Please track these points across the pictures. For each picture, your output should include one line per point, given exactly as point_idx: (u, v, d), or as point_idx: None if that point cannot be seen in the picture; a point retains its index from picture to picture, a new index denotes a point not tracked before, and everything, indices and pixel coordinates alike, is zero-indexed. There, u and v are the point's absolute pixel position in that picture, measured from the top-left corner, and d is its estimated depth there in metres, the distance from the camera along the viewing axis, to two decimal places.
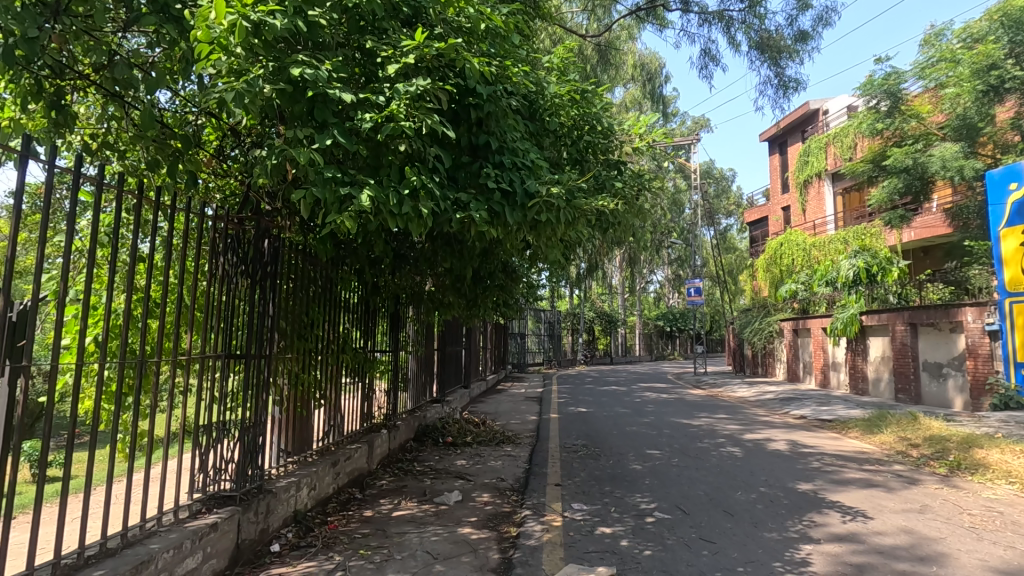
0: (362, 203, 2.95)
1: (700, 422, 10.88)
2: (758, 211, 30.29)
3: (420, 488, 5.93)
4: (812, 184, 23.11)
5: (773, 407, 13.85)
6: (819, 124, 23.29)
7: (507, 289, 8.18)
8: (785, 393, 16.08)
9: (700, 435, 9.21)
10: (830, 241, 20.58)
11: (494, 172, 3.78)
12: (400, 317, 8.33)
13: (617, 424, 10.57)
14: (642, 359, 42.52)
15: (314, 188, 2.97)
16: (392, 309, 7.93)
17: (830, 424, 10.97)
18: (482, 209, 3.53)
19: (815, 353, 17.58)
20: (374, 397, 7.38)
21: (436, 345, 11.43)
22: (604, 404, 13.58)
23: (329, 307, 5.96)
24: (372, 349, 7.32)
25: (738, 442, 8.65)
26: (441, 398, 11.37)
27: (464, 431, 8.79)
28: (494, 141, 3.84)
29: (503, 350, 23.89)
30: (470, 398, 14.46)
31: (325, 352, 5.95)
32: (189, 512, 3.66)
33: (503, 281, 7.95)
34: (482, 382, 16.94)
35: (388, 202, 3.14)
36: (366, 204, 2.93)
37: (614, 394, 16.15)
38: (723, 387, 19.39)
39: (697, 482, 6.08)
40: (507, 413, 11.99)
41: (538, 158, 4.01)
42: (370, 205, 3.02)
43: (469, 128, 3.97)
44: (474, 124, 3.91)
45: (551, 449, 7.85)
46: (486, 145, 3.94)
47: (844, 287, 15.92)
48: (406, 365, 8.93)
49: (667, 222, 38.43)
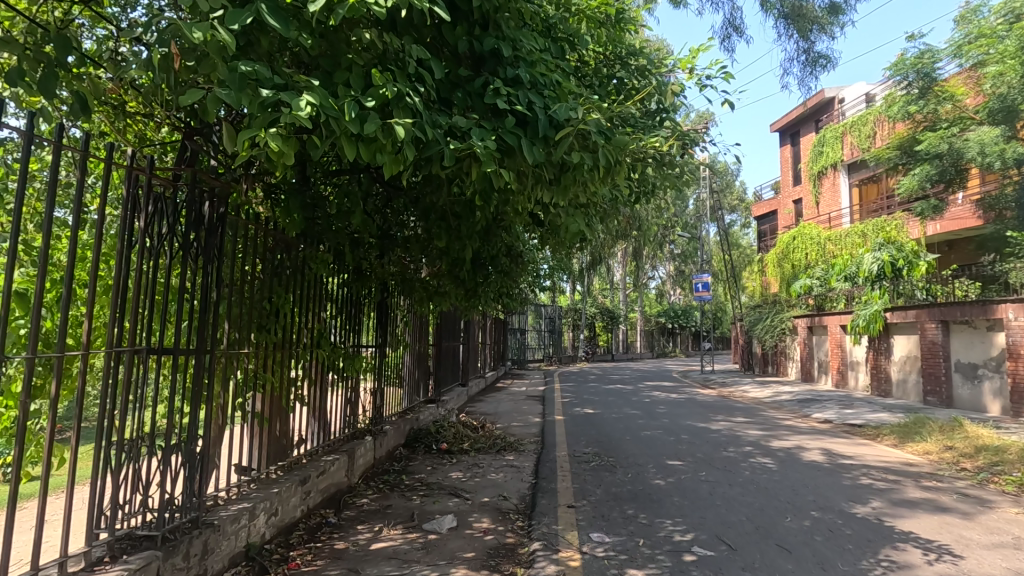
0: (297, 111, 2.18)
1: (719, 426, 9.97)
2: (766, 206, 29.28)
3: (407, 509, 5.00)
4: (827, 176, 22.11)
5: (792, 409, 12.93)
6: (834, 113, 22.37)
7: (510, 275, 7.23)
8: (802, 394, 15.19)
9: (723, 442, 8.30)
10: (846, 235, 19.61)
11: (506, 90, 2.96)
12: (391, 308, 7.40)
13: (629, 428, 9.66)
14: (643, 356, 41.62)
15: (224, 89, 2.22)
16: (383, 298, 7.02)
17: (860, 429, 10.07)
18: (484, 139, 2.71)
19: (832, 352, 16.67)
20: (358, 399, 6.44)
21: (431, 339, 10.47)
22: (611, 405, 12.67)
23: (303, 293, 5.03)
24: (357, 344, 6.39)
25: (768, 452, 7.73)
26: (436, 397, 10.41)
27: (460, 436, 7.82)
28: (504, 47, 3.06)
29: (502, 346, 22.97)
30: (467, 397, 13.53)
31: (297, 348, 5.00)
32: (85, 563, 2.71)
33: (506, 267, 7.00)
34: (480, 379, 15.98)
35: (343, 115, 2.36)
36: (302, 114, 2.16)
37: (620, 393, 15.23)
38: (733, 386, 18.49)
39: (734, 503, 5.15)
40: (508, 414, 11.06)
41: (563, 79, 3.20)
42: (312, 116, 2.24)
43: (471, 31, 3.17)
44: (476, 26, 3.13)
45: (559, 460, 6.92)
46: (496, 56, 3.16)
47: (865, 281, 14.93)
48: (398, 363, 7.98)
49: (671, 217, 37.52)
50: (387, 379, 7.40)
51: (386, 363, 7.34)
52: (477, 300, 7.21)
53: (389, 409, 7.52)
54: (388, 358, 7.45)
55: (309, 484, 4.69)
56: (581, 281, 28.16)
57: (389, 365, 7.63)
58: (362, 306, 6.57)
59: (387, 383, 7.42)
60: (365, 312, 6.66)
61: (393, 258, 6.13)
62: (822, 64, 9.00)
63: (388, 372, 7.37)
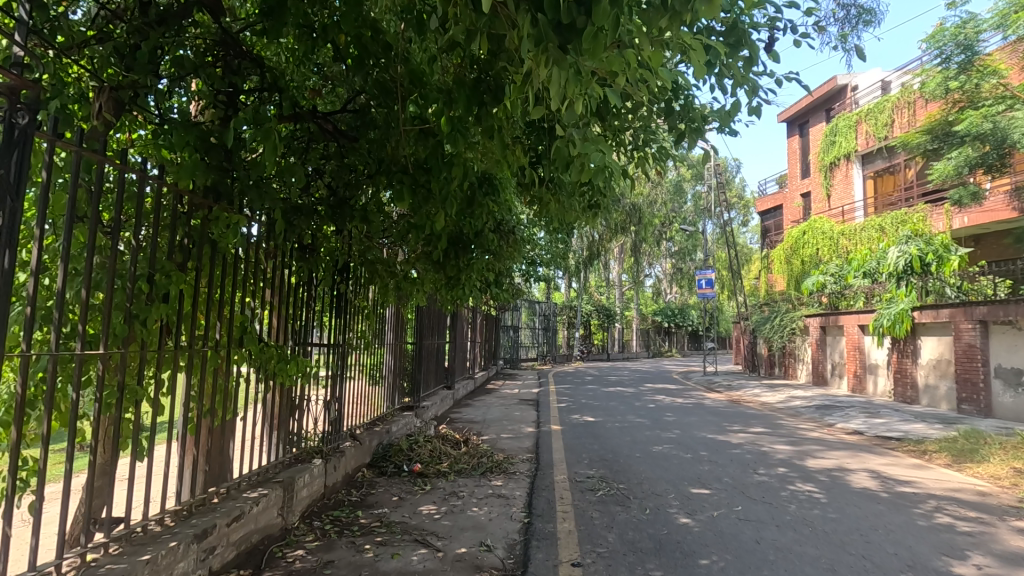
0: None
1: (739, 439, 8.71)
2: (771, 200, 28.10)
3: (354, 568, 3.67)
4: (839, 167, 20.92)
5: (812, 417, 11.71)
6: (846, 102, 21.22)
7: (499, 257, 5.89)
8: (818, 400, 13.98)
9: (751, 462, 7.02)
10: (860, 229, 18.46)
11: None
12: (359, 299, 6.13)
13: (637, 441, 8.36)
14: (639, 355, 40.45)
15: None
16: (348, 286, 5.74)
17: (899, 443, 8.84)
18: None
19: (848, 355, 15.44)
20: (307, 412, 5.16)
21: (411, 337, 9.18)
22: (613, 411, 11.39)
23: (220, 272, 3.75)
24: (303, 341, 5.12)
25: (807, 476, 6.45)
26: (417, 404, 9.13)
27: (438, 454, 6.50)
28: None
29: (493, 344, 21.64)
30: (454, 401, 12.25)
31: (211, 347, 3.73)
32: None
33: (494, 247, 5.66)
34: (469, 380, 14.71)
35: None
36: None
37: (621, 397, 13.94)
38: (740, 390, 17.25)
39: (794, 560, 3.87)
40: (497, 423, 9.73)
41: None
42: None
43: None
44: None
45: (557, 488, 5.60)
46: None
47: (890, 276, 13.85)
48: (366, 364, 6.71)
49: (668, 212, 36.30)
50: (348, 384, 6.11)
51: (346, 366, 6.06)
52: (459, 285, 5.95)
53: (350, 423, 6.19)
54: (349, 359, 6.18)
55: (213, 539, 3.38)
56: (577, 277, 26.94)
57: (352, 367, 6.35)
58: (317, 298, 5.29)
59: (347, 388, 6.16)
60: (322, 300, 5.38)
61: (359, 234, 4.85)
62: (866, 20, 7.71)
63: (349, 375, 6.09)
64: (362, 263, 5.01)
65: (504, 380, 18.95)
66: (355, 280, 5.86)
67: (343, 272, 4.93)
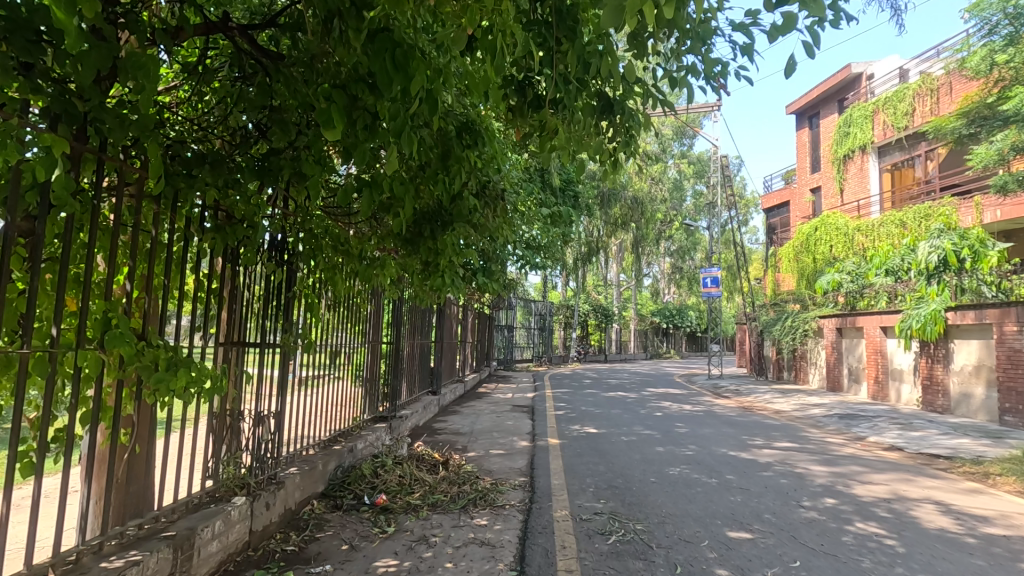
0: None
1: (767, 458, 7.52)
2: (777, 196, 26.94)
3: None
4: (853, 160, 19.78)
5: (837, 428, 10.55)
6: (861, 92, 20.10)
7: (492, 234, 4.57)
8: (838, 408, 12.83)
9: (790, 490, 5.82)
10: (879, 224, 17.31)
11: None
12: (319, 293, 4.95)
13: (649, 460, 7.17)
14: (638, 356, 39.35)
15: None
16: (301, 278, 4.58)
17: (950, 461, 7.66)
18: None
19: (869, 359, 14.30)
20: (232, 439, 3.96)
21: (388, 334, 7.95)
22: (617, 421, 10.18)
23: (71, 242, 2.58)
24: (227, 341, 3.90)
25: (863, 512, 5.24)
26: (394, 412, 7.91)
27: (409, 482, 5.25)
28: None
29: (486, 345, 20.44)
30: (439, 408, 11.02)
31: (43, 350, 2.50)
32: None
33: (486, 221, 4.34)
34: (457, 384, 13.47)
35: None
36: None
37: (624, 404, 12.74)
38: (749, 396, 16.09)
39: None
40: (486, 435, 8.51)
41: None
42: None
43: None
44: None
45: (557, 532, 4.38)
46: None
47: (918, 273, 12.70)
48: (321, 370, 5.51)
49: (668, 209, 35.21)
50: (295, 399, 4.94)
51: (293, 375, 4.90)
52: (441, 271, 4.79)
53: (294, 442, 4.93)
54: (298, 365, 5.03)
55: None
56: (574, 275, 25.82)
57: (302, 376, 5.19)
58: (251, 294, 4.12)
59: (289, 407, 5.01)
60: (260, 293, 4.21)
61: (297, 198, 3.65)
62: None
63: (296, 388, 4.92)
64: (305, 243, 3.81)
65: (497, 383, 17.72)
66: (306, 265, 4.60)
67: (283, 255, 3.73)
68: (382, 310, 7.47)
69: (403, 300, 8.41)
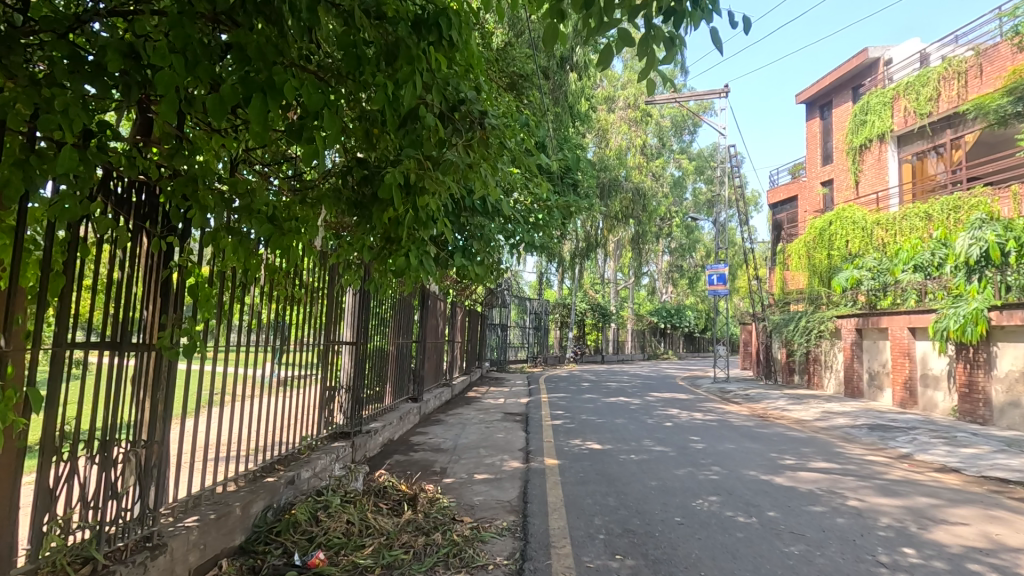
0: None
1: (807, 485, 6.23)
2: (784, 191, 25.76)
3: None
4: (870, 150, 18.56)
5: (871, 442, 9.29)
6: (878, 78, 18.88)
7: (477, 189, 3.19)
8: (864, 417, 11.60)
9: (855, 537, 4.53)
10: (900, 218, 16.12)
11: None
12: (283, 290, 4.56)
13: (667, 487, 5.88)
14: (636, 357, 38.12)
15: None
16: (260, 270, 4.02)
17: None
18: None
19: (895, 363, 13.08)
20: (98, 483, 2.79)
21: (345, 334, 6.52)
22: (623, 433, 8.89)
23: None
24: (59, 340, 2.57)
25: (961, 572, 3.94)
26: (356, 428, 6.53)
27: (359, 530, 3.93)
28: None
29: (478, 345, 19.12)
30: (421, 417, 9.70)
31: None
32: None
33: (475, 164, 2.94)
34: (442, 388, 12.13)
35: None
36: None
37: (629, 412, 11.43)
38: (762, 401, 14.84)
39: None
40: (472, 454, 7.20)
41: None
42: None
43: None
44: None
45: None
46: None
47: (956, 268, 11.47)
48: (283, 376, 4.93)
49: (668, 206, 34.01)
50: (247, 410, 4.30)
51: (251, 381, 4.35)
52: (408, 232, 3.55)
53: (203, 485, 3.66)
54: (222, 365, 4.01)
55: None
56: (572, 272, 24.52)
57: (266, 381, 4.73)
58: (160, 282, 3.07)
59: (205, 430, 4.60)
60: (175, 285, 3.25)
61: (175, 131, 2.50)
62: None
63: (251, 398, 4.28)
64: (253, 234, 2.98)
65: (488, 387, 16.40)
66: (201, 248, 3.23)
67: (172, 223, 2.59)
68: (338, 304, 6.19)
69: (366, 292, 7.04)
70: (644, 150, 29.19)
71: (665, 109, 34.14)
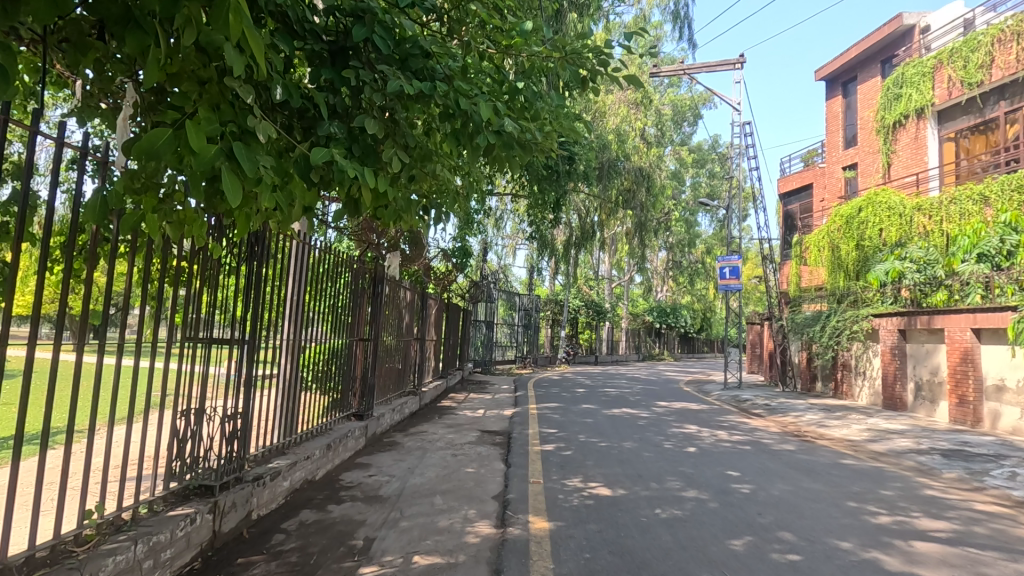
0: None
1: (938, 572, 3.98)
2: (796, 179, 23.56)
3: None
4: (906, 128, 16.40)
5: (961, 479, 7.04)
6: (912, 46, 16.73)
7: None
8: (927, 440, 9.38)
9: None
10: (947, 201, 14.12)
11: None
12: (224, 286, 4.25)
13: None
14: (631, 359, 36.00)
15: None
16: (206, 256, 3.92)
17: None
18: None
19: (952, 372, 10.91)
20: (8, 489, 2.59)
21: (224, 330, 4.33)
22: (636, 467, 6.54)
23: None
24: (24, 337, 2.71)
25: None
26: (231, 479, 4.09)
27: None
28: None
29: (458, 345, 16.77)
30: (368, 441, 7.38)
31: None
32: None
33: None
34: (405, 399, 9.82)
35: None
36: None
37: (639, 432, 9.10)
38: (789, 414, 12.58)
39: None
40: (421, 506, 4.92)
41: None
42: None
43: None
44: None
45: None
46: None
47: None
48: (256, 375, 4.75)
49: (668, 198, 31.85)
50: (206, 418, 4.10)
51: (212, 382, 4.21)
52: (143, 30, 2.02)
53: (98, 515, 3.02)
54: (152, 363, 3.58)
55: None
56: (566, 266, 22.28)
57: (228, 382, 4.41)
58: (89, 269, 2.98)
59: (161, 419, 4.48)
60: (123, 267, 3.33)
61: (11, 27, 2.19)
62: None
63: (203, 402, 4.10)
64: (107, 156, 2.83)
65: (469, 393, 14.02)
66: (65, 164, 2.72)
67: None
68: (229, 281, 4.31)
69: (289, 249, 5.31)
70: (644, 136, 26.97)
71: (666, 96, 31.96)
